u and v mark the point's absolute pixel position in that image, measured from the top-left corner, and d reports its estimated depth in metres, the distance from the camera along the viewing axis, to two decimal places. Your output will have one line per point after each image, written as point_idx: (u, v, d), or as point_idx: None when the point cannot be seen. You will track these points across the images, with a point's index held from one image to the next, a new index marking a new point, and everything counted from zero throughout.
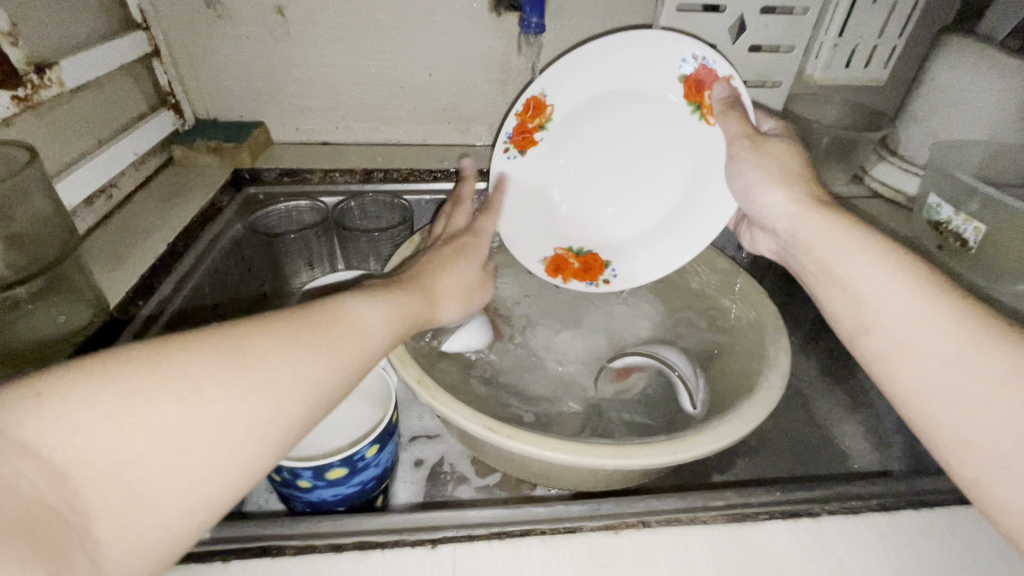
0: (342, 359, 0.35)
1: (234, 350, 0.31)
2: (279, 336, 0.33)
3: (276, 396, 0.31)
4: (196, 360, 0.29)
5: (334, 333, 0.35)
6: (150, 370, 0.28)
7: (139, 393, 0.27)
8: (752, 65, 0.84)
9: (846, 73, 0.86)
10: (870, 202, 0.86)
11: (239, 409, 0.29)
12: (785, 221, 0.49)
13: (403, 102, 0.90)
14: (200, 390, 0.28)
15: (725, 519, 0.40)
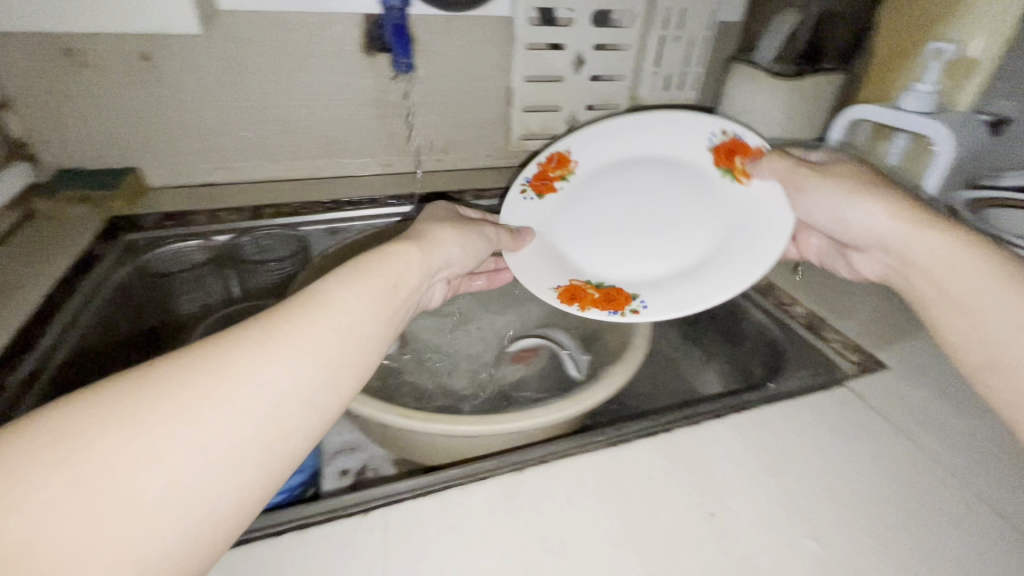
0: (312, 349, 0.36)
1: (201, 368, 0.33)
2: (237, 343, 0.34)
3: (250, 398, 0.33)
4: (156, 387, 0.31)
5: (295, 325, 0.36)
6: (118, 405, 0.30)
7: (112, 420, 0.29)
8: (595, 91, 1.01)
9: (667, 94, 1.07)
10: None
11: (205, 417, 0.31)
12: (861, 220, 0.57)
13: (286, 139, 0.94)
14: (176, 402, 0.31)
15: (606, 446, 0.49)
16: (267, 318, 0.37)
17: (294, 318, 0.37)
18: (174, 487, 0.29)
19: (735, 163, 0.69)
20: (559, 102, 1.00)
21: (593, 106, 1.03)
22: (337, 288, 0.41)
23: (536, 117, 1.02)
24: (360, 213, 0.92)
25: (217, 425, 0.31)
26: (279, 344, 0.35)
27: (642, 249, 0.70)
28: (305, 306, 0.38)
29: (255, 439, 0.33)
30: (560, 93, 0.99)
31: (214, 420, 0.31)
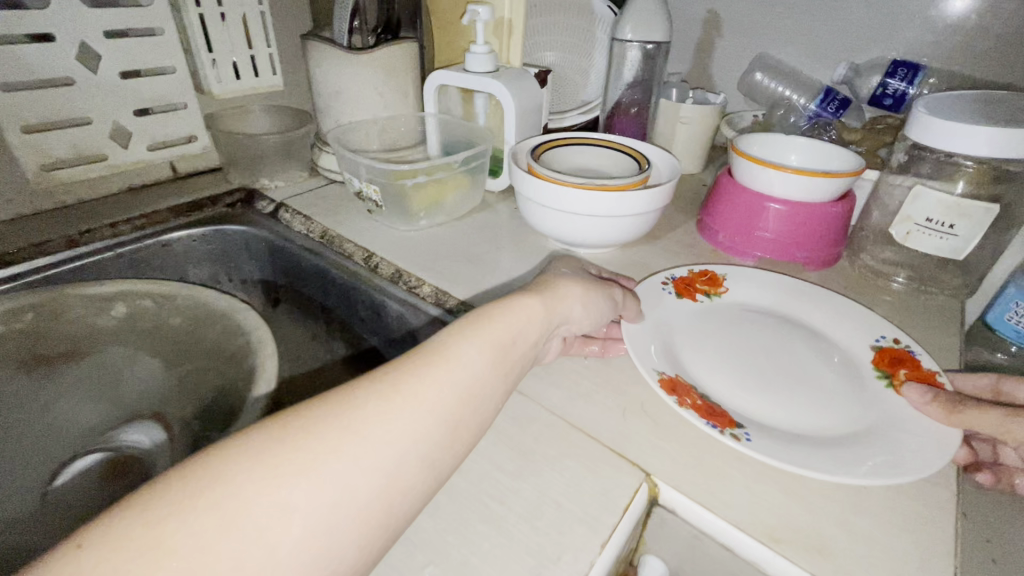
0: (396, 438, 0.37)
1: (287, 452, 0.33)
2: (366, 404, 0.37)
3: (314, 498, 0.33)
4: (234, 489, 0.31)
5: (384, 411, 0.37)
6: (164, 533, 0.29)
7: (148, 550, 0.28)
8: (136, 91, 0.79)
9: (243, 85, 0.90)
10: (327, 189, 0.97)
11: (276, 522, 0.31)
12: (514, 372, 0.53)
13: None
14: (197, 539, 0.29)
15: None
16: (381, 386, 0.38)
17: (394, 401, 0.38)
18: None
19: (899, 373, 0.57)
20: (85, 112, 0.75)
21: (146, 111, 0.82)
22: (461, 346, 0.43)
23: (55, 138, 0.74)
24: None
25: (253, 542, 0.30)
26: (384, 423, 0.37)
27: (792, 392, 0.55)
28: (438, 362, 0.41)
29: (304, 549, 0.32)
30: (80, 100, 0.74)
31: (306, 511, 0.32)
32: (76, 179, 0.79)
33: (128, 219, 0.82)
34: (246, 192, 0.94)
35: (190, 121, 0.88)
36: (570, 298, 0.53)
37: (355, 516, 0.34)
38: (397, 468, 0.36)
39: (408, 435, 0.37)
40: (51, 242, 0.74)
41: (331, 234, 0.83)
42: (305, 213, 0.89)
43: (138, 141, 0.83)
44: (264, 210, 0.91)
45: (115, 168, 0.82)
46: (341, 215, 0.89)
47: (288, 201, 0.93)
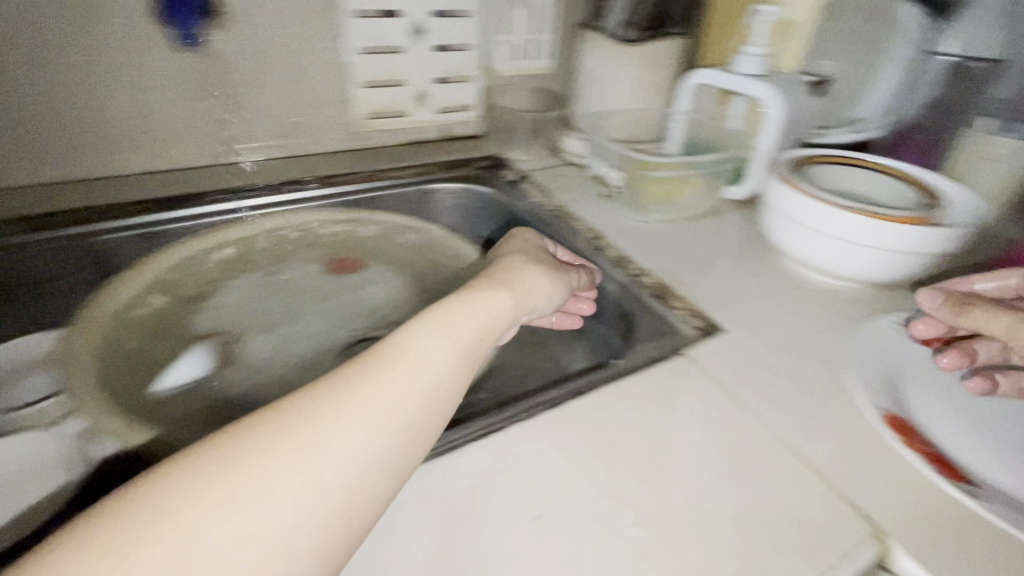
0: (397, 385, 0.38)
1: (232, 467, 0.31)
2: (379, 355, 0.39)
3: (361, 432, 0.35)
4: (279, 444, 0.32)
5: (342, 402, 0.35)
6: (238, 484, 0.30)
7: (198, 500, 0.29)
8: (442, 63, 0.95)
9: (524, 64, 1.03)
10: (565, 169, 1.04)
11: (318, 464, 0.32)
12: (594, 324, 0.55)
13: (70, 134, 0.78)
14: (276, 486, 0.31)
15: (431, 458, 0.45)
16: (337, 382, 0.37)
17: (354, 394, 0.36)
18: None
19: None
20: (404, 76, 0.93)
21: (444, 80, 0.97)
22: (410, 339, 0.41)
23: (381, 94, 0.93)
24: (173, 215, 0.79)
25: (319, 472, 0.32)
26: (402, 369, 0.39)
27: None
28: (389, 362, 0.39)
29: (360, 468, 0.34)
30: (404, 66, 0.91)
31: (360, 440, 0.34)
32: (388, 128, 0.98)
33: (411, 166, 0.99)
34: (496, 159, 1.05)
35: (471, 92, 1.01)
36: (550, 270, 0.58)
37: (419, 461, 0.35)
38: None
39: (439, 360, 0.41)
40: (359, 173, 0.94)
41: (565, 210, 0.90)
42: (543, 188, 0.97)
43: (433, 103, 0.99)
44: (508, 178, 1.00)
45: (413, 123, 0.99)
46: (577, 195, 0.95)
47: (531, 174, 1.02)
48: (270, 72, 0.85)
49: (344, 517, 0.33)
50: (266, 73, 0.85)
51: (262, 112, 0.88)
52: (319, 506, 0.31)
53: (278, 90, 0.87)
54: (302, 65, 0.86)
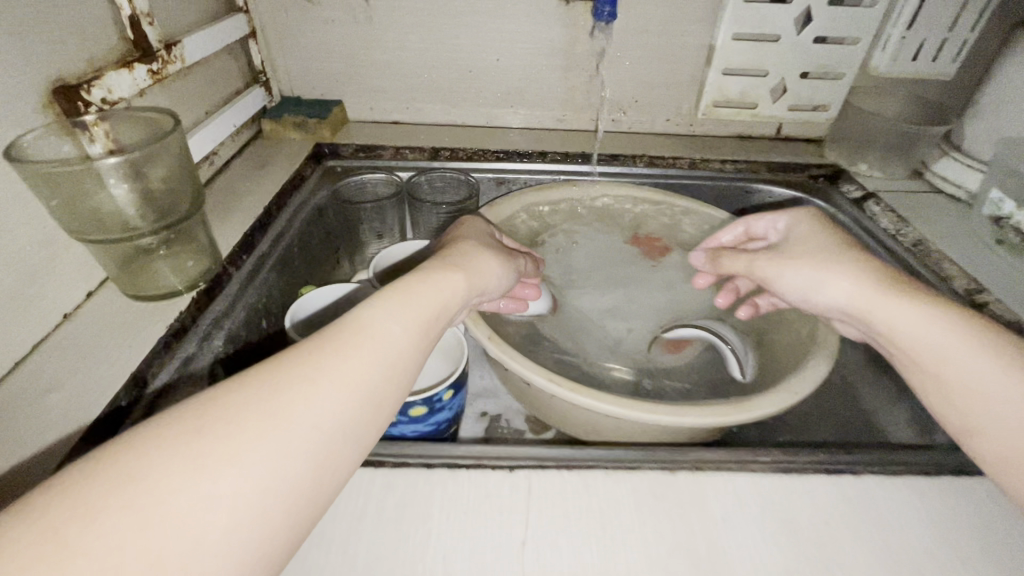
0: (365, 378, 0.34)
1: (251, 394, 0.30)
2: (292, 360, 0.33)
3: (301, 426, 0.30)
4: (200, 429, 0.28)
5: (333, 351, 0.34)
6: (134, 452, 0.26)
7: (160, 467, 0.26)
8: (816, 56, 0.84)
9: (913, 67, 0.85)
10: (928, 197, 0.86)
11: (312, 421, 0.31)
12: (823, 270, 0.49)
13: (472, 86, 0.95)
14: (188, 433, 0.28)
15: (773, 471, 0.44)
16: (358, 335, 0.36)
17: (332, 355, 0.34)
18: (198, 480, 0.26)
19: None
20: (768, 66, 0.86)
21: (809, 75, 0.87)
22: (384, 307, 0.39)
23: (736, 81, 0.89)
24: (527, 168, 0.91)
25: (274, 464, 0.29)
26: (329, 379, 0.33)
27: None
28: (366, 329, 0.37)
29: (314, 473, 0.30)
30: (772, 55, 0.84)
31: (305, 446, 0.30)
32: (726, 118, 0.94)
33: (734, 161, 0.93)
34: (835, 169, 0.92)
35: (835, 92, 0.89)
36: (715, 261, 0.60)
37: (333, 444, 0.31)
38: (351, 425, 0.33)
39: (398, 338, 0.37)
40: (681, 159, 0.92)
41: (928, 245, 0.74)
42: (898, 212, 0.82)
43: (785, 99, 0.90)
44: (849, 194, 0.87)
45: (755, 117, 0.93)
46: (946, 232, 0.77)
47: (882, 194, 0.87)
48: (638, 48, 0.89)
49: (321, 494, 0.31)
50: (636, 50, 0.89)
51: (616, 85, 0.93)
52: (277, 503, 0.28)
53: (638, 67, 0.91)
54: (669, 44, 0.88)
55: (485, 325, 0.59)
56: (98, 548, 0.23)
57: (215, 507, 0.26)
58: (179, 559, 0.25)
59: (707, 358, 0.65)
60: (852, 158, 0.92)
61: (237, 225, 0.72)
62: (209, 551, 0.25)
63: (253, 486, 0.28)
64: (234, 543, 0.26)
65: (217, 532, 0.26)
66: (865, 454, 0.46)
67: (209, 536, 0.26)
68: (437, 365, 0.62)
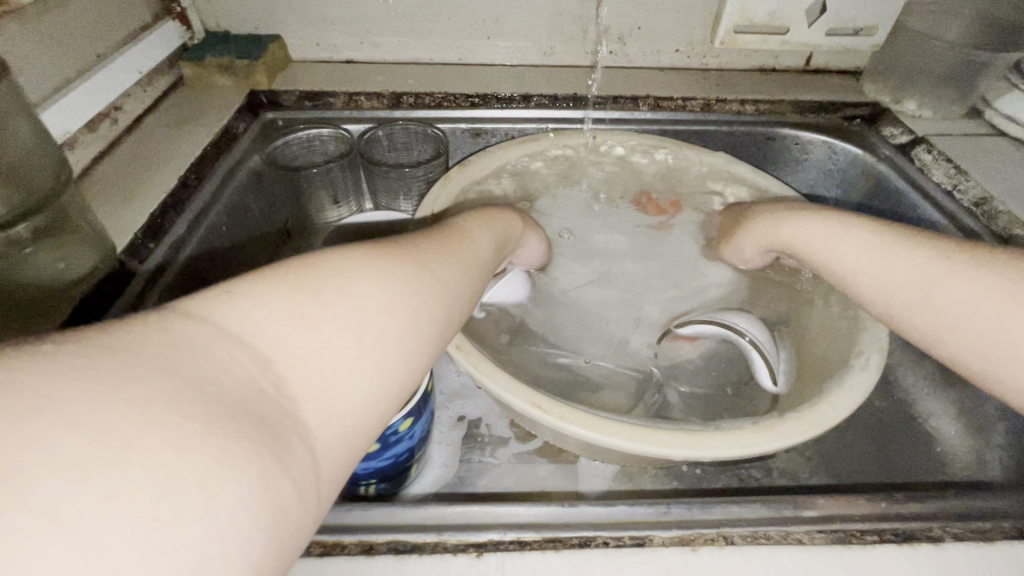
0: (446, 278, 0.33)
1: (362, 266, 0.28)
2: (375, 246, 0.30)
3: (391, 304, 0.28)
4: (297, 291, 0.25)
5: (431, 249, 0.34)
6: (224, 313, 0.23)
7: (267, 324, 0.23)
8: None
9: None
10: (990, 141, 0.71)
11: (422, 307, 0.29)
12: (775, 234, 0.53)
13: (438, 13, 0.77)
14: (306, 291, 0.25)
15: (824, 538, 0.33)
16: (445, 241, 0.36)
17: (429, 251, 0.33)
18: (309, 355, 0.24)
19: None
20: None
21: None
22: (462, 224, 0.40)
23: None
24: (508, 116, 0.75)
25: (370, 342, 0.26)
26: (422, 270, 0.31)
27: None
28: (445, 239, 0.36)
29: (408, 361, 0.27)
30: None
31: (399, 328, 0.27)
32: (748, 47, 0.77)
33: (754, 100, 0.78)
34: (875, 108, 0.77)
35: (882, 11, 0.75)
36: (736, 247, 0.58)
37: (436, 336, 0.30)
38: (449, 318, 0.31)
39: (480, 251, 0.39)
40: (692, 100, 0.77)
41: (993, 204, 0.61)
42: (956, 162, 0.67)
43: (822, 24, 0.74)
44: (892, 139, 0.73)
45: (784, 45, 0.76)
46: (1013, 186, 0.64)
47: (934, 138, 0.71)
48: None
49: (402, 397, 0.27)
50: None
51: (615, 8, 0.76)
52: (371, 386, 0.25)
53: None
54: None
55: (451, 330, 0.47)
56: (159, 411, 0.18)
57: (299, 379, 0.23)
58: (252, 435, 0.20)
59: (724, 352, 0.54)
60: (897, 94, 0.76)
61: (143, 200, 0.57)
62: (293, 423, 0.22)
63: (345, 360, 0.25)
64: (321, 418, 0.23)
65: (308, 407, 0.23)
66: (940, 507, 0.35)
67: (302, 401, 0.23)
68: None
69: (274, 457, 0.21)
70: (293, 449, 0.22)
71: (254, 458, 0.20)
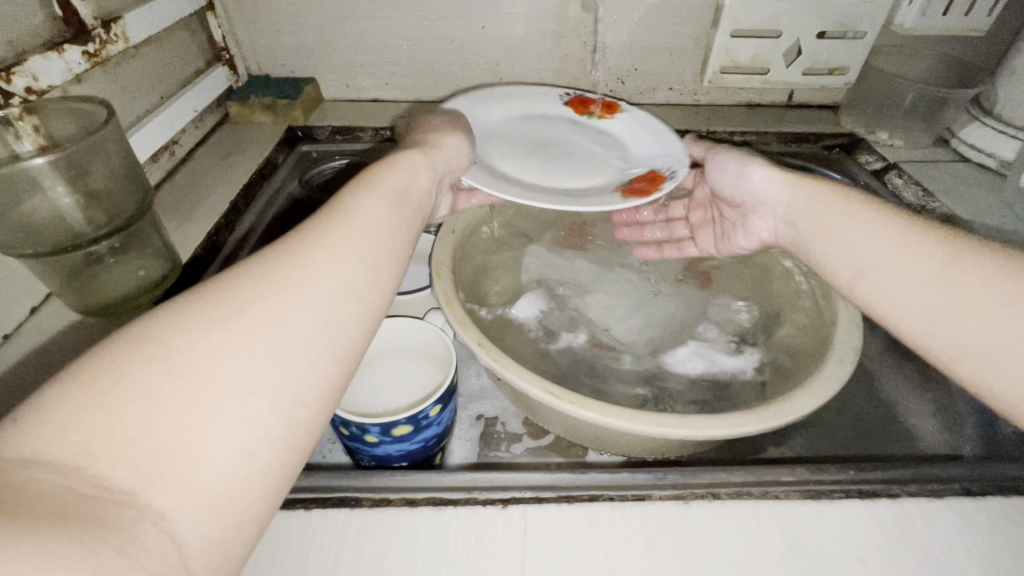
0: (317, 280, 0.30)
1: (195, 327, 0.26)
2: (218, 294, 0.28)
3: (244, 367, 0.26)
4: (106, 386, 0.23)
5: (300, 254, 0.31)
6: (16, 446, 0.21)
7: (72, 431, 0.22)
8: (834, 13, 0.76)
9: (943, 22, 0.78)
10: (955, 166, 0.79)
11: (282, 339, 0.27)
12: (780, 190, 0.52)
13: (456, 57, 0.87)
14: (117, 387, 0.23)
15: (798, 495, 0.39)
16: (313, 236, 0.32)
17: (294, 262, 0.30)
18: (152, 452, 0.22)
19: None
20: (782, 26, 0.78)
21: (826, 34, 0.79)
22: (350, 197, 0.36)
23: (745, 45, 0.81)
24: None
25: (214, 402, 0.24)
26: (288, 286, 0.29)
27: None
28: (330, 220, 0.34)
29: (277, 400, 0.26)
30: (787, 14, 0.76)
31: (245, 371, 0.26)
32: (735, 86, 0.86)
33: (743, 132, 0.86)
34: (852, 138, 0.84)
35: (855, 52, 0.81)
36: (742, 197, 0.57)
37: (310, 351, 0.28)
38: (324, 327, 0.29)
39: (381, 219, 0.36)
40: (685, 132, 0.85)
41: (957, 222, 0.68)
42: (924, 185, 0.74)
43: (800, 63, 0.82)
44: (868, 165, 0.79)
45: (767, 84, 0.85)
46: (974, 207, 0.71)
47: (904, 164, 0.79)
48: (636, 10, 0.80)
49: (283, 453, 0.26)
50: (634, 11, 0.81)
51: (613, 51, 0.85)
52: (235, 447, 0.24)
53: (636, 31, 0.83)
54: (671, 4, 0.80)
55: (475, 329, 0.53)
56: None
57: (128, 468, 0.22)
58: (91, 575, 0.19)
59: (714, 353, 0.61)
60: (870, 126, 0.84)
61: (202, 222, 0.66)
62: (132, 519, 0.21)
63: (183, 434, 0.23)
64: (174, 500, 0.22)
65: (151, 492, 0.22)
66: (900, 468, 0.41)
67: (136, 490, 0.21)
68: (428, 371, 0.57)
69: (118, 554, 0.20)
70: (142, 544, 0.21)
71: (89, 556, 0.19)
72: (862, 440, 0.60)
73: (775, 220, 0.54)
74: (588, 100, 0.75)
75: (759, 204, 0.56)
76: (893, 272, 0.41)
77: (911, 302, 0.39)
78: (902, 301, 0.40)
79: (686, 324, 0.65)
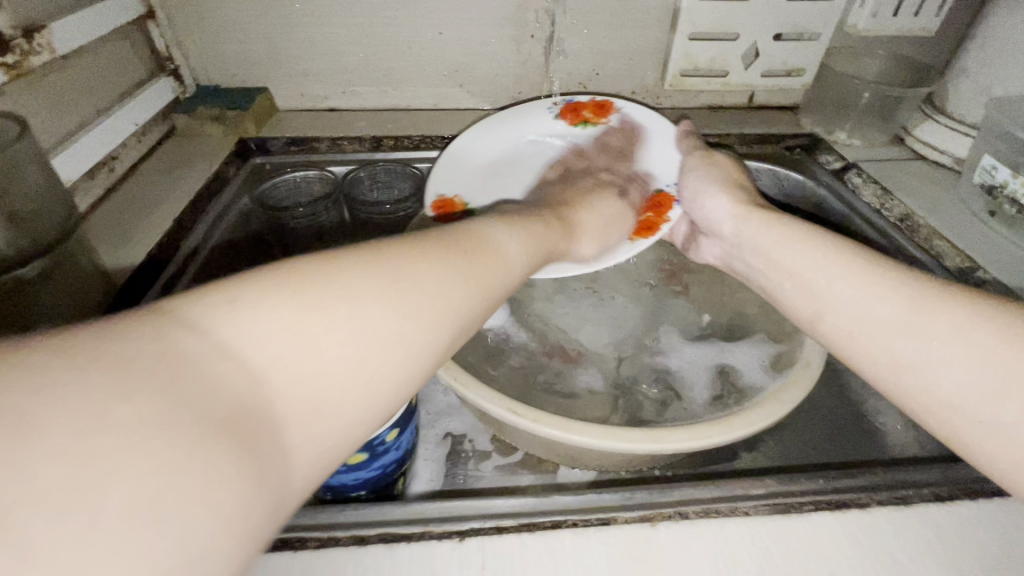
0: (454, 292, 0.32)
1: (363, 279, 0.28)
2: (414, 269, 0.30)
3: (369, 325, 0.27)
4: (306, 296, 0.26)
5: (437, 258, 0.32)
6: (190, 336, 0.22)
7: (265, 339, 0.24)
8: (789, 16, 0.77)
9: (894, 23, 0.79)
10: (912, 164, 0.80)
11: (403, 319, 0.28)
12: (729, 221, 0.52)
13: (415, 64, 0.85)
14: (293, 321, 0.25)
15: (767, 510, 0.38)
16: (453, 241, 0.35)
17: (435, 261, 0.32)
18: (292, 408, 0.24)
19: None
20: (737, 29, 0.78)
21: (782, 36, 0.79)
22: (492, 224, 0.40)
23: (704, 47, 0.80)
24: None
25: (359, 369, 0.26)
26: (430, 276, 0.31)
27: None
28: (480, 247, 0.36)
29: (395, 372, 0.28)
30: (742, 17, 0.77)
31: (371, 335, 0.27)
32: (695, 88, 0.86)
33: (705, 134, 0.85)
34: (812, 139, 0.84)
35: (811, 54, 0.81)
36: (705, 210, 0.55)
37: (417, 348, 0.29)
38: (435, 327, 0.30)
39: (515, 252, 0.39)
40: None
41: (915, 219, 0.68)
42: (882, 184, 0.75)
43: (757, 65, 0.82)
44: (829, 165, 0.79)
45: (726, 86, 0.85)
46: (932, 204, 0.72)
47: (862, 163, 0.80)
48: (595, 15, 0.80)
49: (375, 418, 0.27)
50: (593, 15, 0.80)
51: (574, 56, 0.84)
52: (359, 411, 0.26)
53: (596, 35, 0.82)
54: (629, 7, 0.79)
55: None
56: (123, 439, 0.19)
57: (289, 387, 0.24)
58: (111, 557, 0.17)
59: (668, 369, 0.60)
60: (829, 126, 0.85)
61: (143, 242, 0.62)
62: (273, 440, 0.23)
63: (345, 366, 0.25)
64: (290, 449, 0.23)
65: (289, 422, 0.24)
66: (870, 475, 0.40)
67: (277, 407, 0.23)
68: None
69: (243, 468, 0.21)
70: (260, 445, 0.22)
71: (225, 458, 0.21)
72: (832, 442, 0.59)
73: (729, 250, 0.53)
74: (579, 106, 0.69)
75: (711, 226, 0.55)
76: (844, 318, 0.39)
77: (876, 359, 0.37)
78: (858, 345, 0.38)
79: (657, 332, 0.64)
